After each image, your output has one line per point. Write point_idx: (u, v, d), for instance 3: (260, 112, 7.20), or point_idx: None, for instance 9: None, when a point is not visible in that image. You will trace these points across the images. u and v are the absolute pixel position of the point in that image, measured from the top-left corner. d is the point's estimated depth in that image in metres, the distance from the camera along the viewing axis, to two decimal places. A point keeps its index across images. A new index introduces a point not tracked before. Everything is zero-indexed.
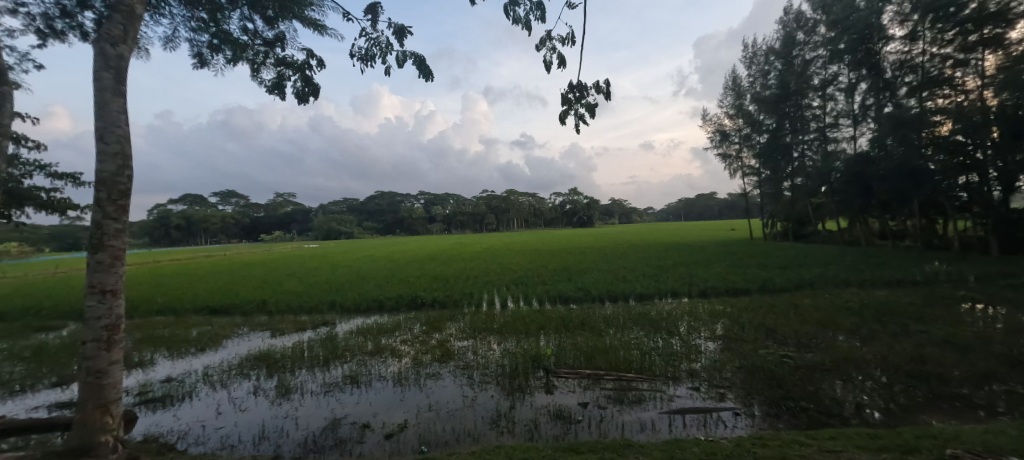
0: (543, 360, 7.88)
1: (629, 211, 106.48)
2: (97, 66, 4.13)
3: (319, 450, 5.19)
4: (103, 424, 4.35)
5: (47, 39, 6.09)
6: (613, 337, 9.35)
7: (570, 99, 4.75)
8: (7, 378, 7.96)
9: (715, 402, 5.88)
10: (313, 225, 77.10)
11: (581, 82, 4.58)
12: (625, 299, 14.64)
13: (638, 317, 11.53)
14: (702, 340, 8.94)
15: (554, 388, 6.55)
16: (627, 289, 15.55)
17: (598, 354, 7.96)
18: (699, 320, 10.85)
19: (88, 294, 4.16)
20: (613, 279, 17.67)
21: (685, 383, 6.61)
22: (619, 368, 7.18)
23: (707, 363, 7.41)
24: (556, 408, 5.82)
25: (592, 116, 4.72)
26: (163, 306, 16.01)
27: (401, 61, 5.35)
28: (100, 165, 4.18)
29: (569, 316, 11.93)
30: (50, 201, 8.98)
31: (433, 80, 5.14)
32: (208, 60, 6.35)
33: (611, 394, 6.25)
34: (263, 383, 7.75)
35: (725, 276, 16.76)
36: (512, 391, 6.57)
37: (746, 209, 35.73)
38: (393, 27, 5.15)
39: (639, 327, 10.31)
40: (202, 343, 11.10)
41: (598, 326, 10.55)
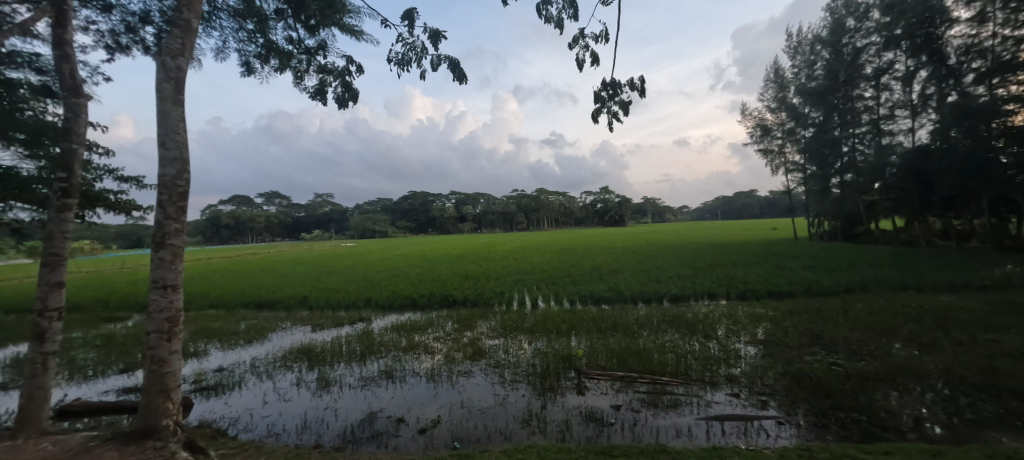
0: (574, 360, 7.87)
1: (662, 211, 104.20)
2: (160, 78, 4.46)
3: (357, 441, 5.39)
4: (165, 410, 4.71)
5: (114, 53, 6.61)
6: (647, 340, 9.19)
7: (604, 97, 4.73)
8: (81, 365, 8.71)
9: (756, 409, 5.69)
10: (350, 223, 79.79)
11: (615, 80, 4.54)
12: (659, 301, 14.36)
13: (673, 318, 11.29)
14: (742, 344, 8.67)
15: (586, 389, 6.54)
16: (660, 290, 15.26)
17: (631, 357, 7.85)
18: (738, 324, 10.50)
19: (152, 288, 4.52)
20: (647, 279, 17.35)
21: (724, 389, 6.42)
22: (653, 371, 7.08)
23: (747, 368, 7.18)
24: (588, 409, 5.82)
25: (626, 113, 4.67)
26: (215, 300, 17.07)
27: (436, 64, 5.39)
28: (163, 170, 4.52)
29: (601, 317, 11.83)
30: (117, 202, 9.69)
31: (467, 82, 5.14)
32: (255, 68, 6.68)
33: (645, 398, 6.17)
34: (305, 376, 8.13)
35: (766, 278, 16.14)
36: (543, 392, 6.60)
37: (790, 207, 34.21)
38: (428, 30, 5.18)
39: (674, 330, 10.09)
40: (249, 335, 11.75)
41: (631, 328, 10.40)
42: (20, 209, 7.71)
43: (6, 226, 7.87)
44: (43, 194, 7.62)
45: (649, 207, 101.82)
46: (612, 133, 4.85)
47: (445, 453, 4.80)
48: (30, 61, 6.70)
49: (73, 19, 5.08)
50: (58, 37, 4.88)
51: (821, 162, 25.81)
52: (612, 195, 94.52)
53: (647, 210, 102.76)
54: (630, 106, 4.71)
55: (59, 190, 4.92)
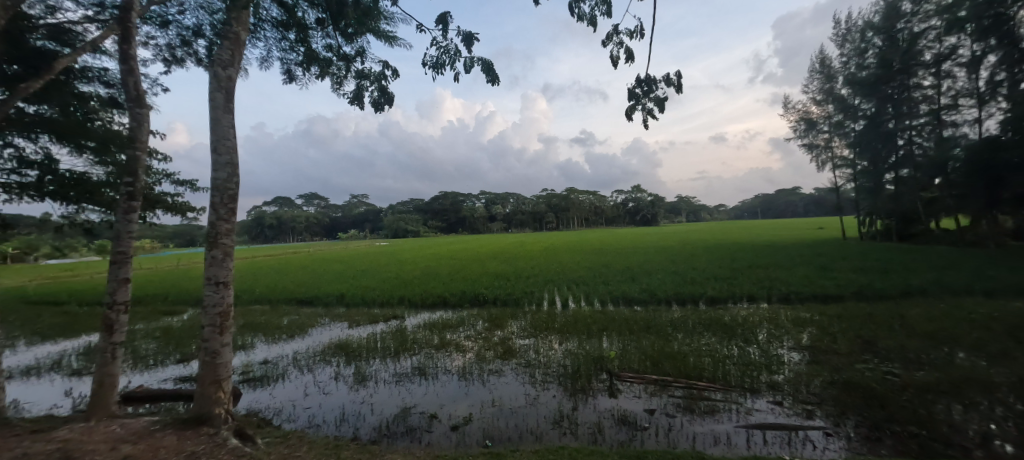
0: (606, 362, 7.85)
1: (698, 209, 101.44)
2: (213, 88, 4.80)
3: (391, 435, 5.60)
4: (216, 398, 5.06)
5: (171, 65, 7.14)
6: (682, 343, 9.04)
7: (638, 94, 4.72)
8: (144, 354, 9.44)
9: (801, 419, 5.52)
10: (385, 223, 82.04)
11: (650, 76, 4.53)
12: (695, 302, 14.06)
13: (710, 321, 11.03)
14: (785, 350, 8.37)
15: (618, 392, 6.52)
16: (696, 291, 14.92)
17: (665, 360, 7.75)
18: (781, 328, 10.16)
19: (207, 285, 4.87)
20: (682, 280, 16.99)
21: (766, 396, 6.25)
22: (688, 375, 6.97)
23: (791, 375, 6.95)
24: (621, 412, 5.80)
25: (662, 109, 4.62)
26: (260, 296, 18.03)
27: (469, 67, 5.33)
28: (215, 174, 4.87)
29: (633, 318, 11.73)
30: (174, 204, 10.39)
31: (501, 85, 5.12)
32: (296, 76, 7.02)
33: (680, 402, 6.09)
34: (343, 370, 8.48)
35: (812, 280, 15.49)
36: (575, 393, 6.64)
37: (838, 205, 32.62)
38: (461, 34, 4.83)
39: (710, 333, 9.87)
40: (292, 330, 12.36)
41: (664, 330, 10.25)
42: (91, 211, 8.45)
43: (80, 226, 8.62)
44: (111, 197, 8.35)
45: (683, 206, 99.36)
46: (647, 130, 4.82)
47: (477, 450, 4.92)
48: (99, 75, 7.41)
49: (137, 35, 5.50)
50: (124, 53, 5.30)
51: (872, 157, 24.43)
52: (644, 194, 92.92)
53: (681, 209, 100.35)
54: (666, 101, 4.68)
55: (126, 193, 5.36)
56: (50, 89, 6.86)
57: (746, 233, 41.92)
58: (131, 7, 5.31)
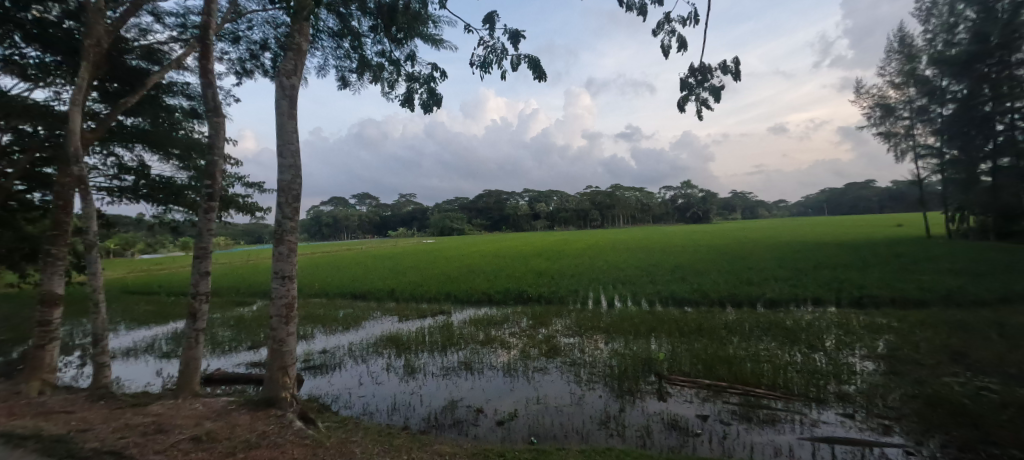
0: (655, 364, 7.76)
1: (755, 206, 95.99)
2: (279, 96, 5.24)
3: (440, 427, 5.85)
4: (283, 384, 5.52)
5: (242, 77, 7.84)
6: (738, 347, 8.73)
7: (692, 84, 4.64)
8: (221, 340, 10.41)
9: (876, 434, 5.18)
10: (432, 221, 84.36)
11: (705, 65, 4.44)
12: (751, 304, 13.46)
13: (769, 325, 10.55)
14: (856, 359, 7.88)
15: (668, 396, 6.44)
16: (752, 293, 14.28)
17: (719, 364, 7.55)
18: (852, 335, 9.53)
19: (275, 278, 5.33)
20: (737, 281, 16.29)
21: (833, 408, 5.91)
22: (744, 381, 6.75)
23: (863, 386, 6.54)
24: (671, 417, 5.73)
25: (717, 99, 4.51)
26: (318, 290, 19.24)
27: (515, 65, 5.22)
28: (281, 176, 5.31)
29: (684, 319, 11.45)
30: (245, 205, 11.32)
31: (548, 80, 4.90)
32: (350, 81, 7.48)
33: (735, 410, 5.91)
34: (394, 362, 8.92)
35: (889, 283, 14.31)
36: (622, 394, 6.63)
37: (923, 200, 29.66)
38: (506, 32, 4.87)
39: (771, 338, 9.45)
40: (347, 322, 13.10)
41: (718, 333, 9.93)
42: (177, 211, 9.41)
43: (167, 224, 9.60)
44: (193, 199, 9.27)
45: (737, 202, 94.53)
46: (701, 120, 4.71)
47: (522, 446, 5.04)
48: (182, 89, 8.23)
49: (214, 50, 6.06)
50: (204, 67, 5.87)
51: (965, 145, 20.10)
52: (695, 190, 89.33)
53: (736, 206, 95.50)
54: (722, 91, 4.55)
55: (206, 195, 5.95)
56: (142, 102, 7.75)
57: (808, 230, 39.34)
58: (209, 26, 5.88)
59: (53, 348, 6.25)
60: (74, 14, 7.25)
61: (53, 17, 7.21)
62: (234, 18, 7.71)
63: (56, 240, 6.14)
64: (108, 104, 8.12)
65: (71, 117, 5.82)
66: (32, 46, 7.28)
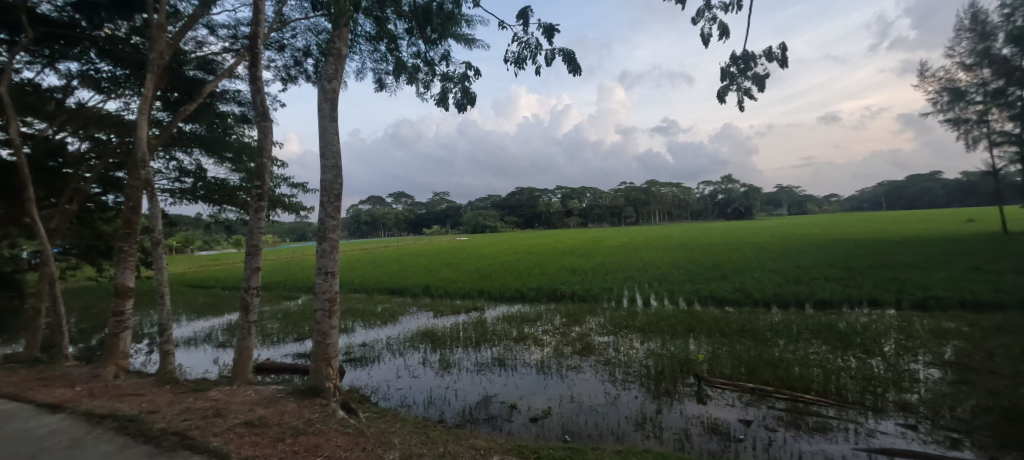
0: (694, 366, 7.61)
1: (802, 200, 91.06)
2: (321, 100, 5.51)
3: (474, 421, 6.00)
4: (327, 374, 5.83)
5: (287, 83, 8.26)
6: (785, 350, 8.42)
7: (734, 73, 4.41)
8: (270, 332, 11.07)
9: (942, 448, 4.81)
10: (465, 219, 85.36)
11: (747, 52, 4.23)
12: (799, 305, 12.90)
13: (820, 328, 10.10)
14: (919, 366, 7.41)
15: (708, 399, 6.28)
16: (799, 293, 13.70)
17: (763, 368, 7.31)
18: (915, 340, 8.94)
19: (319, 274, 5.62)
20: (783, 280, 15.64)
21: (893, 417, 5.56)
22: (791, 386, 6.49)
23: (928, 396, 6.12)
24: (711, 420, 5.57)
25: (762, 88, 4.28)
26: (358, 285, 20.00)
27: (550, 60, 4.97)
28: (324, 176, 5.59)
29: (726, 320, 11.14)
30: (290, 204, 11.93)
31: (583, 74, 4.64)
32: (386, 83, 7.75)
33: (782, 416, 5.66)
34: (430, 356, 9.19)
35: (959, 284, 13.27)
36: (659, 395, 6.54)
37: (999, 192, 27.05)
38: (540, 27, 4.72)
39: (821, 341, 9.06)
40: (385, 317, 13.57)
41: (762, 334, 9.62)
42: (230, 211, 10.05)
43: (222, 223, 10.29)
44: (244, 199, 9.88)
45: (783, 197, 89.95)
46: (743, 111, 4.52)
47: (556, 444, 5.07)
48: (234, 96, 8.78)
49: (262, 58, 6.42)
50: (253, 75, 6.24)
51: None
52: (737, 185, 85.70)
53: (782, 201, 90.97)
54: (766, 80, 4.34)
55: (256, 195, 6.34)
56: (199, 110, 8.33)
57: (863, 226, 36.98)
58: (257, 36, 6.23)
59: (125, 336, 6.84)
60: (139, 30, 7.84)
61: (122, 33, 7.83)
62: (279, 27, 8.14)
63: (128, 238, 6.73)
64: (169, 112, 8.76)
65: (138, 125, 6.33)
66: (105, 62, 7.96)
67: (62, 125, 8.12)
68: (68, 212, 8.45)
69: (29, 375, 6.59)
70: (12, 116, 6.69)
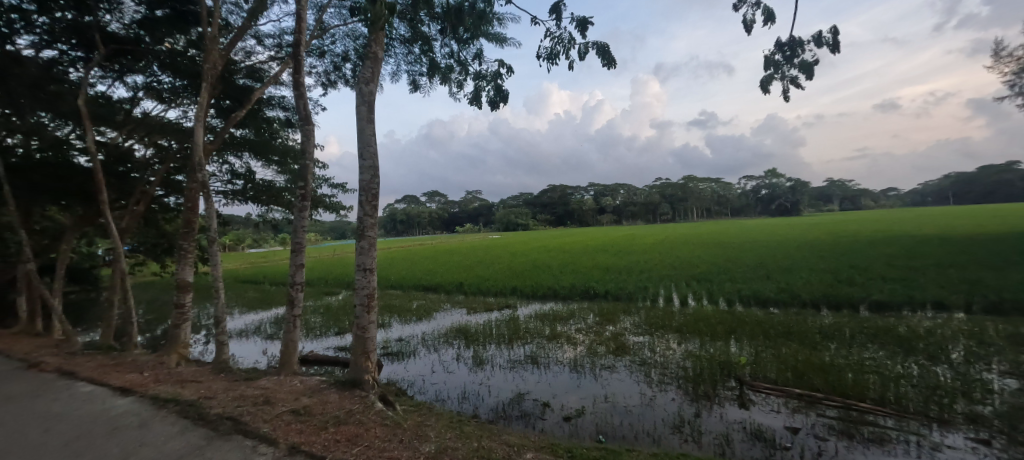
0: (735, 369, 7.40)
1: (854, 195, 85.66)
2: (359, 103, 5.75)
3: (508, 418, 6.11)
4: (366, 367, 6.10)
5: (327, 88, 8.65)
6: (836, 355, 8.04)
7: (779, 61, 4.31)
8: (314, 326, 11.64)
9: None
10: (498, 217, 85.59)
11: (793, 38, 4.12)
12: (851, 308, 12.27)
13: (875, 332, 9.56)
14: (992, 376, 6.89)
15: (750, 404, 6.08)
16: (851, 294, 13.01)
17: (812, 373, 7.01)
18: (986, 347, 8.30)
19: (358, 271, 5.88)
20: (834, 281, 14.89)
21: (961, 430, 5.16)
22: (843, 393, 6.17)
23: (1003, 409, 5.64)
24: (754, 426, 5.38)
25: (810, 75, 4.16)
26: (395, 282, 20.62)
27: (583, 54, 4.92)
28: (362, 176, 5.83)
29: (770, 321, 10.76)
30: (331, 204, 12.47)
31: (618, 67, 4.64)
32: (420, 84, 7.96)
33: (834, 424, 5.37)
34: (463, 352, 9.39)
35: None
36: (697, 398, 6.41)
37: None
38: (575, 20, 4.74)
39: (878, 346, 8.58)
40: (420, 313, 13.93)
41: (811, 338, 9.22)
42: (276, 211, 10.62)
43: (269, 222, 10.89)
44: (289, 200, 10.43)
45: (835, 192, 84.79)
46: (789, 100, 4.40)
47: (589, 444, 5.07)
48: (279, 102, 9.28)
49: (304, 64, 6.75)
50: (296, 81, 6.58)
51: None
52: (782, 179, 81.37)
53: (833, 196, 85.70)
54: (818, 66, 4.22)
55: (300, 195, 6.67)
56: (249, 116, 8.84)
57: (927, 223, 34.27)
58: (300, 43, 6.57)
59: (185, 327, 7.40)
60: (195, 43, 8.43)
61: (180, 47, 8.43)
62: (320, 34, 8.53)
63: (187, 237, 7.26)
64: (222, 119, 9.35)
65: (195, 131, 6.81)
66: (166, 74, 8.60)
67: (130, 133, 8.84)
68: (136, 212, 9.20)
69: (104, 360, 7.27)
70: (88, 126, 7.36)
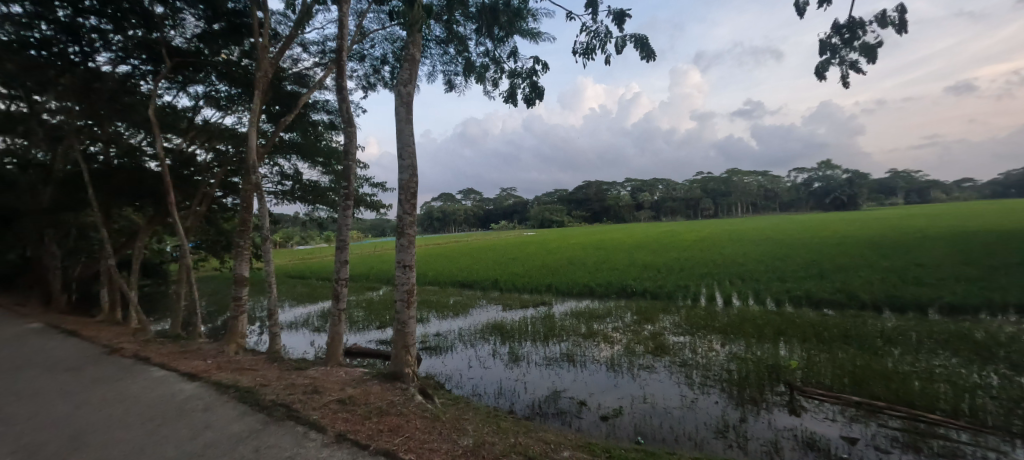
0: (785, 373, 7.13)
1: (921, 187, 78.98)
2: (398, 104, 5.97)
3: (544, 415, 6.20)
4: (406, 360, 6.34)
5: (367, 90, 9.00)
6: (900, 362, 7.58)
7: (837, 44, 4.15)
8: (357, 320, 12.16)
9: None
10: (532, 214, 85.48)
11: (853, 19, 3.95)
12: (914, 311, 11.47)
13: (945, 338, 8.91)
14: None
15: (802, 410, 5.84)
16: (915, 296, 12.14)
17: (872, 380, 6.65)
18: None
19: (398, 267, 6.09)
20: (897, 281, 13.93)
21: None
22: (909, 403, 5.80)
23: None
24: (806, 434, 5.17)
25: (872, 57, 3.98)
26: (432, 278, 21.13)
27: (620, 47, 4.90)
28: (401, 176, 6.05)
29: (825, 324, 10.24)
30: (371, 202, 12.93)
31: (657, 59, 4.59)
32: (455, 84, 8.14)
33: (898, 436, 5.07)
34: (499, 349, 9.55)
35: None
36: (743, 403, 6.22)
37: None
38: (611, 13, 4.72)
39: (949, 353, 8.00)
40: (457, 309, 14.22)
41: (872, 342, 8.71)
42: (322, 210, 11.14)
43: (316, 221, 11.45)
44: (333, 199, 10.93)
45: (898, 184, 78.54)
46: (849, 86, 4.22)
47: (627, 444, 5.07)
48: (323, 106, 9.74)
49: (346, 69, 7.05)
50: (339, 85, 6.88)
51: None
52: (837, 171, 76.38)
53: (896, 188, 79.69)
54: (877, 48, 4.00)
55: (344, 195, 6.98)
56: (297, 120, 9.35)
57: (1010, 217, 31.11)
58: (343, 49, 6.87)
59: (242, 318, 7.94)
60: (248, 53, 8.98)
61: (235, 57, 9.01)
62: (360, 39, 8.88)
63: (243, 234, 7.79)
64: (273, 124, 9.92)
65: (250, 136, 7.29)
66: (222, 83, 9.23)
67: (193, 139, 9.57)
68: (198, 213, 9.94)
69: (173, 347, 7.93)
70: (156, 134, 8.03)
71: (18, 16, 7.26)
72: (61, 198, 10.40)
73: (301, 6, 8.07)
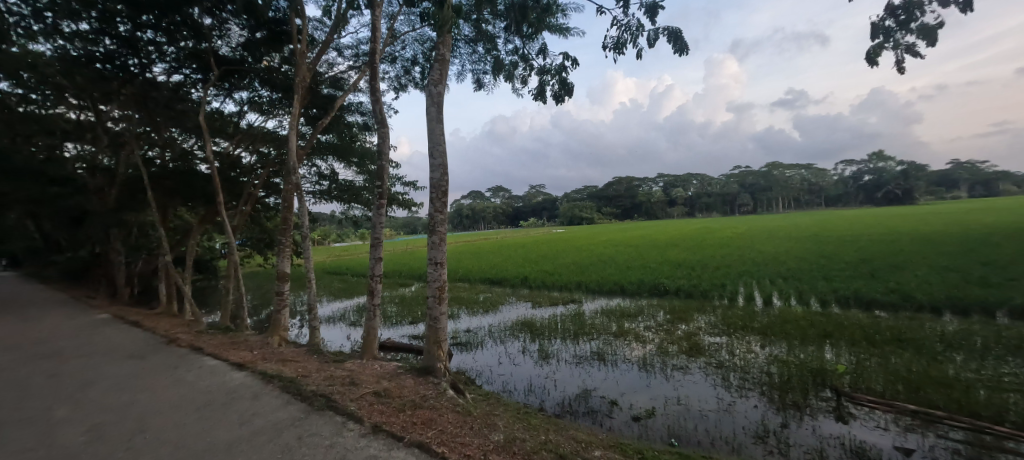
0: (831, 378, 6.84)
1: (988, 179, 72.71)
2: (429, 104, 6.10)
3: (575, 413, 6.22)
4: (438, 355, 6.49)
5: (399, 91, 9.22)
6: (961, 368, 7.12)
7: (892, 26, 3.93)
8: (390, 315, 12.51)
9: None
10: (562, 211, 84.85)
11: (909, 0, 3.73)
12: (975, 315, 10.70)
13: (1016, 344, 8.26)
14: None
15: (850, 418, 5.60)
16: (978, 299, 11.29)
17: (929, 388, 6.29)
18: None
19: (430, 265, 6.23)
20: (959, 282, 12.96)
21: None
22: (972, 413, 5.45)
23: None
24: (853, 442, 4.97)
25: (932, 40, 3.76)
26: (463, 275, 21.39)
27: (652, 40, 4.82)
28: (433, 175, 6.18)
29: (876, 326, 9.71)
30: (403, 201, 13.23)
31: (690, 53, 4.49)
32: (485, 83, 8.23)
33: (959, 448, 4.79)
34: (529, 346, 9.59)
35: None
36: (785, 407, 6.04)
37: None
38: (643, 6, 4.65)
39: (1019, 361, 7.43)
40: (487, 306, 14.37)
41: (930, 347, 8.19)
42: (356, 208, 11.52)
43: (350, 219, 11.85)
44: (367, 198, 11.30)
45: (962, 176, 72.60)
46: (906, 70, 4.02)
47: (660, 446, 5.02)
48: (357, 107, 10.05)
49: (379, 71, 7.24)
50: (373, 87, 7.08)
51: None
52: (892, 163, 71.49)
53: (960, 180, 73.79)
54: (937, 29, 3.78)
55: (378, 193, 7.20)
56: (333, 123, 9.71)
57: None
58: (376, 52, 7.06)
59: (285, 312, 8.35)
60: (288, 59, 9.39)
61: (276, 63, 9.43)
62: (391, 42, 9.09)
63: (285, 232, 8.18)
64: (311, 126, 10.33)
65: (289, 139, 7.61)
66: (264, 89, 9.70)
67: (238, 143, 10.11)
68: (243, 212, 10.47)
69: (222, 338, 8.46)
70: (206, 138, 8.53)
71: (85, 32, 7.89)
72: (123, 199, 11.24)
73: (336, 12, 8.36)
